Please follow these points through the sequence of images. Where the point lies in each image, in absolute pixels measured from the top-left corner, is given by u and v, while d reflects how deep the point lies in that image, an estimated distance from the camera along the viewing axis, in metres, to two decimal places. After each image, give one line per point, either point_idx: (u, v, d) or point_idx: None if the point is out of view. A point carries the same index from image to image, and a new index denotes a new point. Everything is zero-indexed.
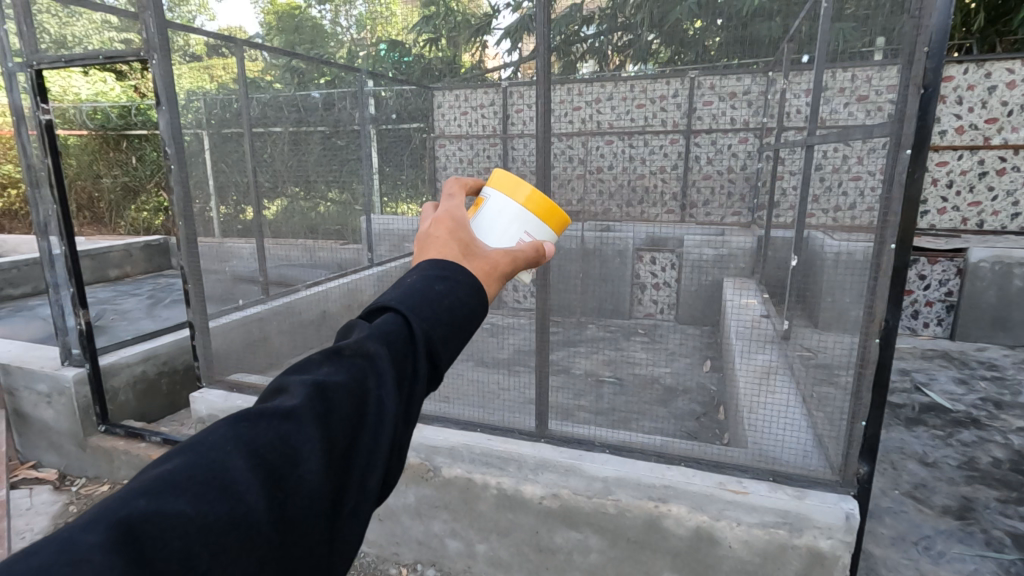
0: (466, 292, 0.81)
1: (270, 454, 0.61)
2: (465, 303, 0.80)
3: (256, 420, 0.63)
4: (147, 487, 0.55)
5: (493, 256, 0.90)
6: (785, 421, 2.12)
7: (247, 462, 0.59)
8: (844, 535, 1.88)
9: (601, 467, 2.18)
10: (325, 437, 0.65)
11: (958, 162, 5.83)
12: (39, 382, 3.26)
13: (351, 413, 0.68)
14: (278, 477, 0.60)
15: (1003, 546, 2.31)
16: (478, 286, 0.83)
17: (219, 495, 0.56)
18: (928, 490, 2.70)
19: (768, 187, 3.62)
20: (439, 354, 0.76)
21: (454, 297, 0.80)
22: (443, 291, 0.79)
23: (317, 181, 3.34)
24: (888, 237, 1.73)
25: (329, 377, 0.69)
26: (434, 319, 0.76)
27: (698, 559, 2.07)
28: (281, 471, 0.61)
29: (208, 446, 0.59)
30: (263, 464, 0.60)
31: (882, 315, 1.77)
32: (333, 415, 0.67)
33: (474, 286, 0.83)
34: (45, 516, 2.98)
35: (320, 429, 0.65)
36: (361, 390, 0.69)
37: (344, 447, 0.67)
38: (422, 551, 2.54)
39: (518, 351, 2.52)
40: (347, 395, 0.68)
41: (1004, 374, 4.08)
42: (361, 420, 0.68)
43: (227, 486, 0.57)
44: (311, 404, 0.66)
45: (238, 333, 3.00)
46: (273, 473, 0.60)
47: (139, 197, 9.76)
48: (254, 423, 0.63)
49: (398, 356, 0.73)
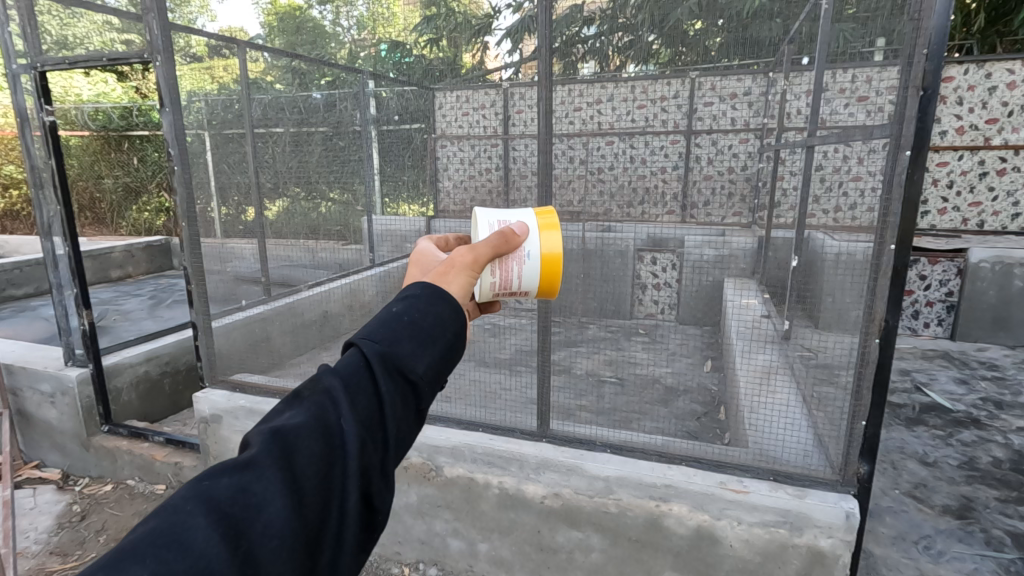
0: (425, 303, 0.81)
1: (232, 505, 0.59)
2: (426, 314, 0.80)
3: (217, 473, 0.62)
4: (110, 557, 0.53)
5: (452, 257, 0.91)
6: (785, 420, 2.14)
7: (208, 516, 0.58)
8: (844, 534, 1.89)
9: (602, 466, 2.19)
10: (289, 475, 0.63)
11: (959, 162, 5.84)
12: (42, 382, 3.28)
13: (316, 448, 0.66)
14: (240, 526, 0.58)
15: (1003, 545, 2.32)
16: (438, 296, 0.83)
17: (178, 553, 0.54)
18: (928, 490, 2.71)
19: (769, 187, 3.63)
20: (404, 369, 0.75)
21: (412, 313, 0.80)
22: (400, 313, 0.80)
23: (318, 182, 3.39)
24: (888, 238, 1.75)
25: (289, 419, 0.69)
26: (391, 339, 0.76)
27: (699, 558, 2.08)
28: (244, 519, 0.59)
29: (170, 507, 0.58)
30: (224, 515, 0.58)
31: (883, 314, 1.78)
32: (298, 455, 0.65)
33: (433, 297, 0.82)
34: (49, 516, 2.99)
35: (283, 469, 0.63)
36: (323, 422, 0.68)
37: (312, 482, 0.65)
38: (425, 550, 2.55)
39: (519, 352, 2.51)
40: (307, 431, 0.67)
41: (1004, 375, 4.09)
42: (327, 451, 0.67)
43: (188, 542, 0.55)
44: (270, 448, 0.65)
45: (240, 333, 3.01)
46: (236, 523, 0.58)
47: (141, 197, 9.79)
48: (215, 477, 0.61)
49: (356, 384, 0.72)
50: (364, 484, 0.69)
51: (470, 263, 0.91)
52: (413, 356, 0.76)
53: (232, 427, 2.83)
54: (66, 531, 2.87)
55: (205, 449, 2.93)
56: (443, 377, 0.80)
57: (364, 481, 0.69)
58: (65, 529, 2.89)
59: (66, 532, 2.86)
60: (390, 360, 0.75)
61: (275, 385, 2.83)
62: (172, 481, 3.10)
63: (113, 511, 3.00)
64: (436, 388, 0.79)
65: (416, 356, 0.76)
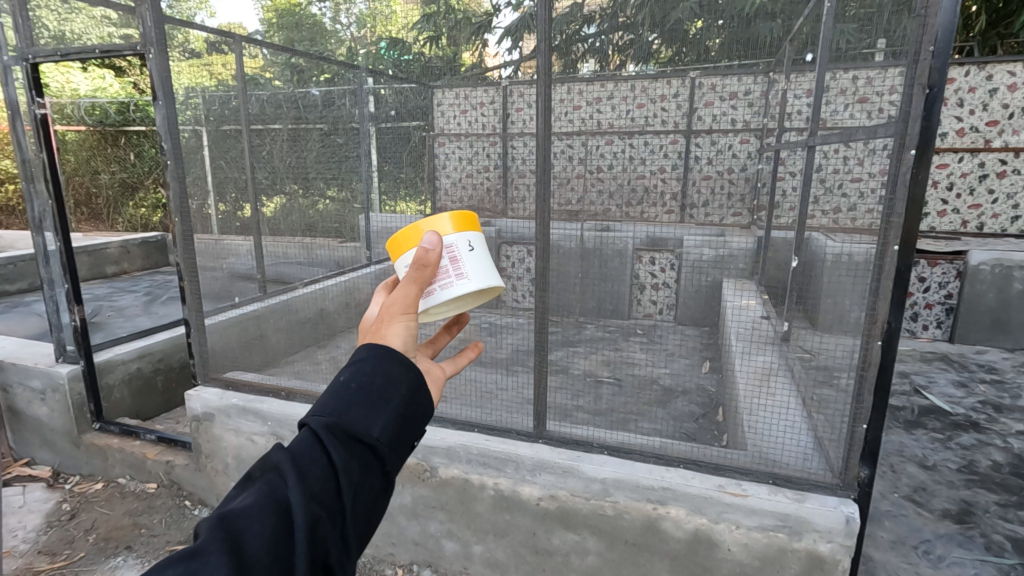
0: (371, 362, 0.77)
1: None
2: (377, 372, 0.77)
3: (160, 568, 0.58)
4: None
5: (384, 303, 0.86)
6: (786, 422, 2.11)
7: None
8: (844, 539, 1.86)
9: (599, 469, 2.14)
10: (237, 559, 0.60)
11: (959, 164, 5.82)
12: (33, 379, 3.24)
13: (265, 527, 0.63)
14: None
15: (1003, 550, 2.30)
16: (387, 352, 0.79)
17: None
18: (927, 494, 2.69)
19: (769, 188, 3.60)
20: (360, 435, 0.72)
21: (362, 375, 0.76)
22: (351, 375, 0.76)
23: (316, 179, 3.20)
24: (892, 238, 1.71)
25: (240, 500, 0.66)
26: (341, 405, 0.73)
27: (696, 562, 2.06)
28: None
29: None
30: None
31: (885, 316, 1.75)
32: (246, 535, 0.62)
33: (383, 352, 0.79)
34: (39, 514, 2.95)
35: (229, 554, 0.60)
36: (273, 498, 0.65)
37: (264, 564, 0.61)
38: (418, 551, 2.53)
39: (515, 353, 2.41)
40: (256, 511, 0.64)
41: (1004, 378, 4.06)
42: (280, 527, 0.63)
43: None
44: (216, 533, 0.61)
45: (234, 330, 2.98)
46: None
47: (137, 193, 9.70)
48: (157, 572, 0.57)
49: (308, 454, 0.69)
50: (322, 560, 0.65)
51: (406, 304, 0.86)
52: (367, 420, 0.73)
53: (224, 426, 2.78)
54: (56, 530, 2.82)
55: (198, 448, 2.89)
56: (406, 437, 0.77)
57: (322, 557, 0.65)
58: (55, 528, 2.84)
59: (56, 531, 2.82)
60: (341, 425, 0.71)
61: (268, 383, 2.80)
62: (165, 480, 3.06)
63: (104, 510, 2.95)
64: (399, 450, 0.75)
65: (370, 419, 0.73)
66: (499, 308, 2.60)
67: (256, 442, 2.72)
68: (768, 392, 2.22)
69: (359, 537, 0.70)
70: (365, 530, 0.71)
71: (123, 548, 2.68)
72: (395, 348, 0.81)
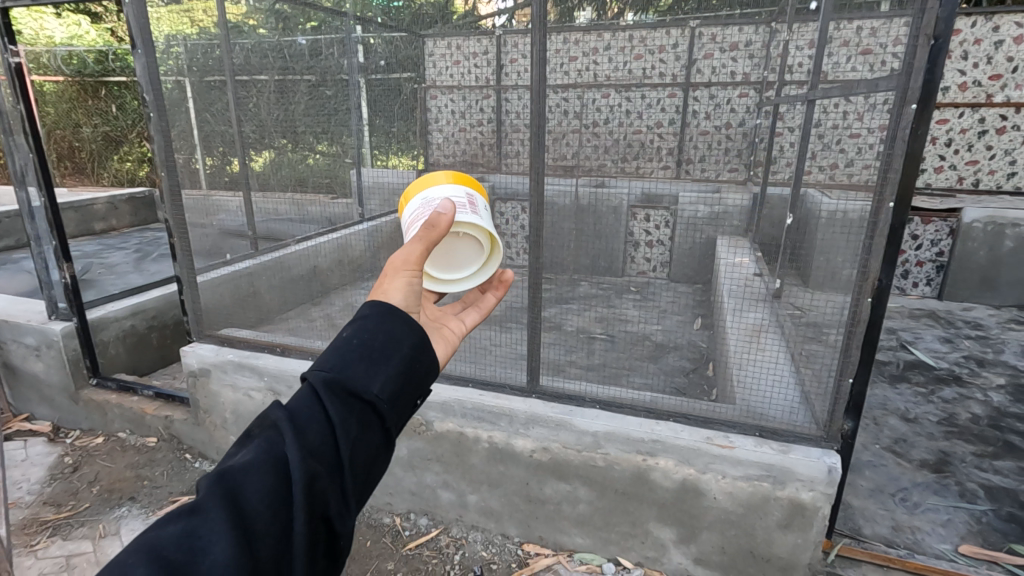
0: (371, 322, 0.78)
1: (176, 551, 0.57)
2: (376, 331, 0.77)
3: (163, 522, 0.60)
4: None
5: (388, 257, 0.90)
6: (773, 377, 2.13)
7: (154, 566, 0.56)
8: (825, 487, 1.94)
9: (591, 422, 2.19)
10: (236, 512, 0.61)
11: (959, 120, 5.74)
12: (26, 336, 3.23)
13: (266, 481, 0.64)
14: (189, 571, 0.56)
15: (976, 497, 2.40)
16: (387, 312, 0.80)
17: None
18: (907, 445, 2.78)
19: (767, 143, 3.55)
20: (359, 392, 0.72)
21: (363, 333, 0.77)
22: (351, 334, 0.77)
23: (305, 133, 3.00)
24: (888, 195, 1.70)
25: (239, 457, 0.67)
26: (340, 362, 0.74)
27: (683, 509, 2.14)
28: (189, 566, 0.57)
29: (115, 563, 0.56)
30: (170, 565, 0.56)
31: (876, 273, 1.77)
32: (245, 491, 0.63)
33: (383, 313, 0.80)
34: (41, 467, 3.00)
35: (229, 507, 0.61)
36: (272, 454, 0.66)
37: (264, 516, 0.62)
38: (416, 501, 2.61)
39: (509, 310, 2.48)
40: (254, 466, 0.65)
41: (988, 334, 4.14)
42: (279, 480, 0.64)
43: None
44: (216, 487, 0.63)
45: (228, 288, 2.97)
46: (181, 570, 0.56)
47: (122, 147, 9.45)
48: (161, 526, 0.59)
49: (306, 409, 0.70)
50: (322, 513, 0.66)
51: (411, 263, 0.89)
52: (366, 377, 0.73)
53: (221, 382, 2.81)
54: (59, 482, 2.88)
55: (195, 403, 2.92)
56: (405, 394, 0.77)
57: (322, 510, 0.66)
58: (58, 480, 2.90)
59: (60, 483, 2.88)
60: (340, 382, 0.72)
61: (264, 339, 2.82)
62: (164, 434, 3.10)
63: (105, 463, 3.01)
64: (399, 407, 0.76)
65: (368, 376, 0.74)
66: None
67: (253, 397, 2.76)
68: (758, 347, 2.22)
69: (357, 491, 0.71)
70: (364, 485, 0.72)
71: (126, 499, 2.74)
72: (394, 309, 0.82)
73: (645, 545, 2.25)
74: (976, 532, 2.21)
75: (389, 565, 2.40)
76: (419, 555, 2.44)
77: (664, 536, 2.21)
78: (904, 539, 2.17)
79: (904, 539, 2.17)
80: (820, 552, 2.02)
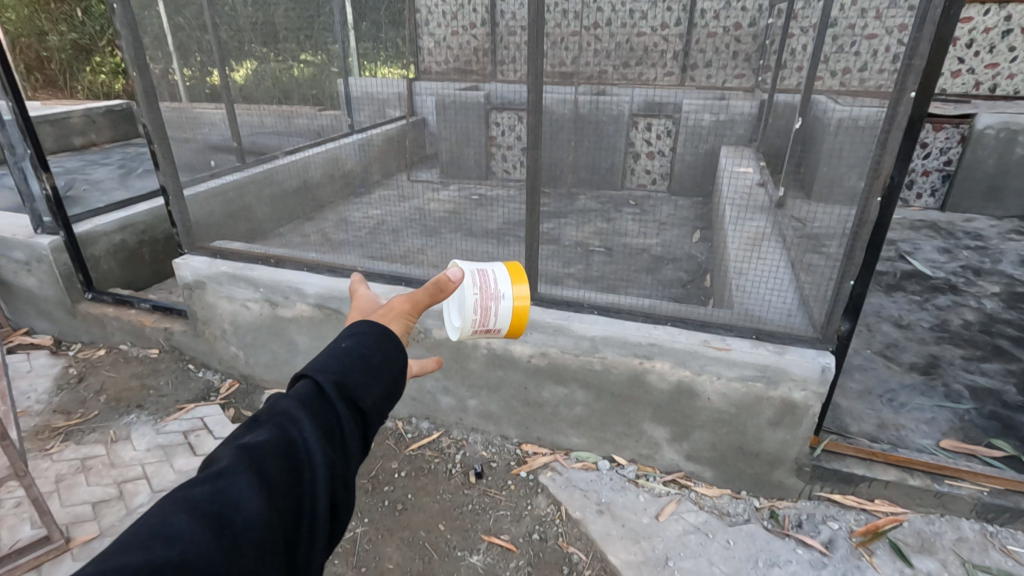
0: (370, 340, 0.92)
1: (211, 507, 0.68)
2: (373, 348, 0.91)
3: (193, 485, 0.70)
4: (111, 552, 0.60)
5: (391, 301, 1.05)
6: (772, 283, 2.05)
7: (187, 515, 0.66)
8: (817, 387, 1.97)
9: (589, 327, 2.20)
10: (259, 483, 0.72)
11: (984, 18, 5.39)
12: (15, 250, 3.17)
13: (282, 462, 0.76)
14: (222, 526, 0.67)
15: (961, 397, 2.47)
16: (383, 333, 0.94)
17: (168, 546, 0.62)
18: (898, 350, 2.83)
19: (779, 41, 3.33)
20: (358, 400, 0.86)
21: (362, 348, 0.90)
22: (350, 345, 0.91)
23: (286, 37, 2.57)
24: (910, 84, 1.60)
25: (254, 436, 0.77)
26: (344, 367, 0.87)
27: (677, 409, 2.21)
28: (222, 522, 0.67)
29: (154, 513, 0.66)
30: (203, 515, 0.66)
31: (889, 171, 1.70)
32: (262, 466, 0.74)
33: (378, 330, 0.94)
34: (48, 378, 3.05)
35: (252, 476, 0.72)
36: (286, 439, 0.78)
37: (281, 489, 0.74)
38: (417, 406, 2.68)
39: (506, 224, 2.34)
40: (271, 447, 0.76)
41: (988, 244, 4.11)
42: (293, 464, 0.77)
43: (172, 539, 0.63)
44: (240, 457, 0.74)
45: (217, 202, 2.88)
46: (216, 522, 0.67)
47: (93, 56, 8.89)
48: (192, 487, 0.70)
49: (315, 405, 0.82)
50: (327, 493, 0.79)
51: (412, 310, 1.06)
52: (365, 387, 0.87)
53: (217, 294, 2.79)
54: (66, 392, 2.94)
55: (193, 315, 2.92)
56: (391, 403, 0.91)
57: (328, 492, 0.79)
58: (65, 390, 2.95)
59: (67, 393, 2.93)
60: (344, 387, 0.85)
61: (259, 251, 2.78)
62: (165, 346, 3.12)
63: (110, 373, 3.04)
64: (386, 413, 0.90)
65: (366, 389, 0.87)
66: (487, 181, 2.36)
67: (251, 309, 2.75)
68: (755, 257, 2.09)
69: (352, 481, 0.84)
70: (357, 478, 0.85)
71: (134, 406, 2.81)
72: (388, 330, 0.95)
73: (639, 443, 2.34)
74: (957, 428, 2.29)
75: (394, 464, 2.49)
76: (421, 455, 2.54)
77: (657, 435, 2.30)
78: (888, 435, 2.25)
79: (888, 435, 2.25)
80: (807, 447, 2.10)
